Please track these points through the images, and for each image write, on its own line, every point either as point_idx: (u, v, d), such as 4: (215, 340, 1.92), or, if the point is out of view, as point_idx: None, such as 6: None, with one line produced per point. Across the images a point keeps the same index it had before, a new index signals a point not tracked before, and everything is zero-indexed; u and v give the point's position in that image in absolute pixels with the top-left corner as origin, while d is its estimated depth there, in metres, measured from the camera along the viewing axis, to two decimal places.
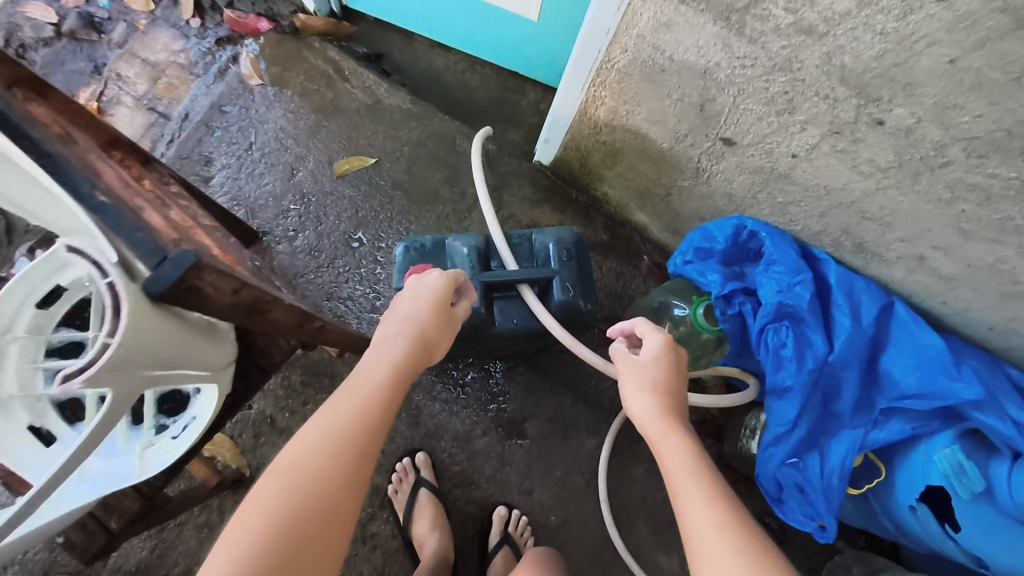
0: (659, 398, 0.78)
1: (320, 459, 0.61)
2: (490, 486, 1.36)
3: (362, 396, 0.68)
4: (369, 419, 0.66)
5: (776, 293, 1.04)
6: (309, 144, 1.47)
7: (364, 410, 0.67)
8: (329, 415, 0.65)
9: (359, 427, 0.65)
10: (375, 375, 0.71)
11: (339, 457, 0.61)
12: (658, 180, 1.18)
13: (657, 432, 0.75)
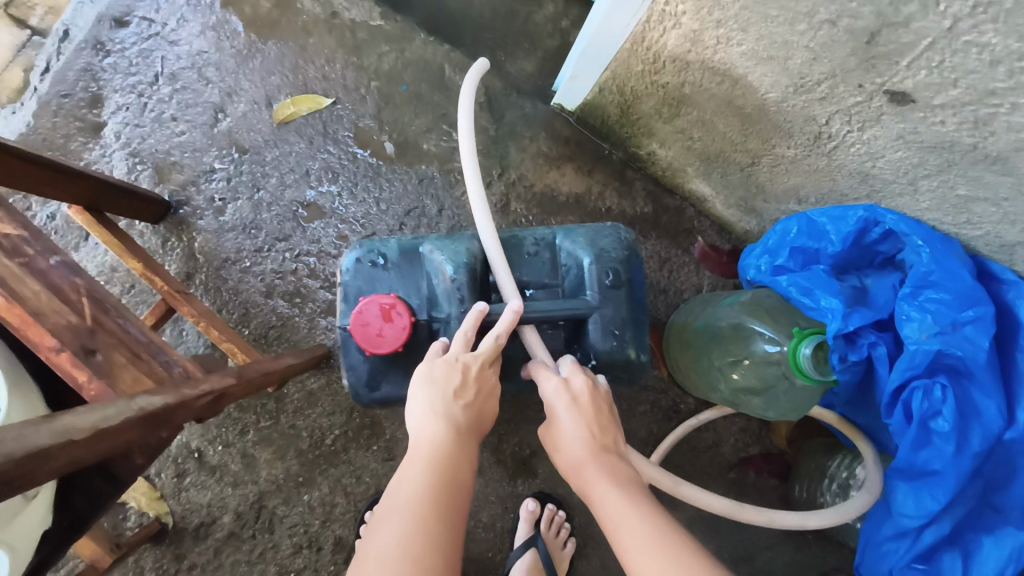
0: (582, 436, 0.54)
1: None
2: (488, 539, 1.03)
3: (438, 479, 0.49)
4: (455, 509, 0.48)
5: (933, 335, 0.67)
6: (239, 76, 1.06)
7: (455, 518, 0.47)
8: (422, 531, 0.45)
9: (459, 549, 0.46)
10: (463, 467, 0.51)
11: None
12: (742, 142, 0.79)
13: (595, 486, 0.52)
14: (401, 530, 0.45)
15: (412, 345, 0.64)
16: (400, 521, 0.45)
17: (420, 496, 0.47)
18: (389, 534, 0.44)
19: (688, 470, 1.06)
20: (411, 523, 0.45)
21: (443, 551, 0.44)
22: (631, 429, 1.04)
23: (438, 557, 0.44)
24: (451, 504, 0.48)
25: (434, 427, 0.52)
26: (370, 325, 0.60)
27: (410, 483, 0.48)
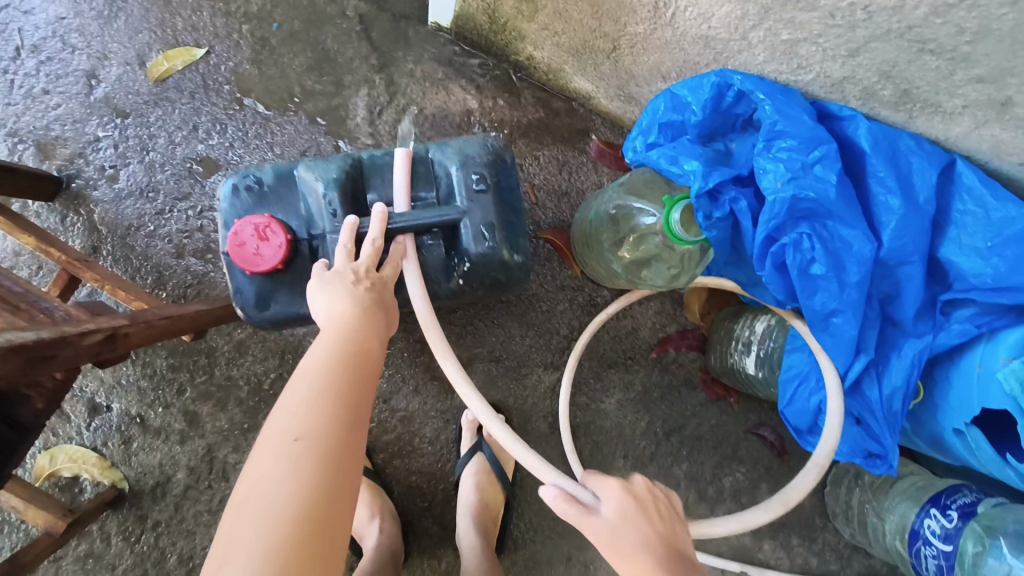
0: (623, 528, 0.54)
1: (339, 448, 0.47)
2: (435, 451, 1.09)
3: (348, 344, 0.53)
4: (363, 371, 0.52)
5: (787, 183, 0.72)
6: (104, 38, 1.04)
7: (364, 379, 0.51)
8: (325, 390, 0.49)
9: (367, 405, 0.50)
10: (372, 337, 0.54)
11: (353, 452, 0.48)
12: (598, 28, 0.83)
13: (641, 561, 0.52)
14: (308, 391, 0.49)
15: (294, 262, 0.67)
16: (307, 383, 0.49)
17: (328, 358, 0.51)
18: (295, 396, 0.49)
19: (613, 357, 1.13)
20: (317, 386, 0.49)
21: (349, 406, 0.49)
22: (553, 327, 1.09)
23: (342, 413, 0.48)
24: (360, 366, 0.52)
25: (337, 308, 0.55)
26: (246, 246, 0.63)
27: (320, 349, 0.52)
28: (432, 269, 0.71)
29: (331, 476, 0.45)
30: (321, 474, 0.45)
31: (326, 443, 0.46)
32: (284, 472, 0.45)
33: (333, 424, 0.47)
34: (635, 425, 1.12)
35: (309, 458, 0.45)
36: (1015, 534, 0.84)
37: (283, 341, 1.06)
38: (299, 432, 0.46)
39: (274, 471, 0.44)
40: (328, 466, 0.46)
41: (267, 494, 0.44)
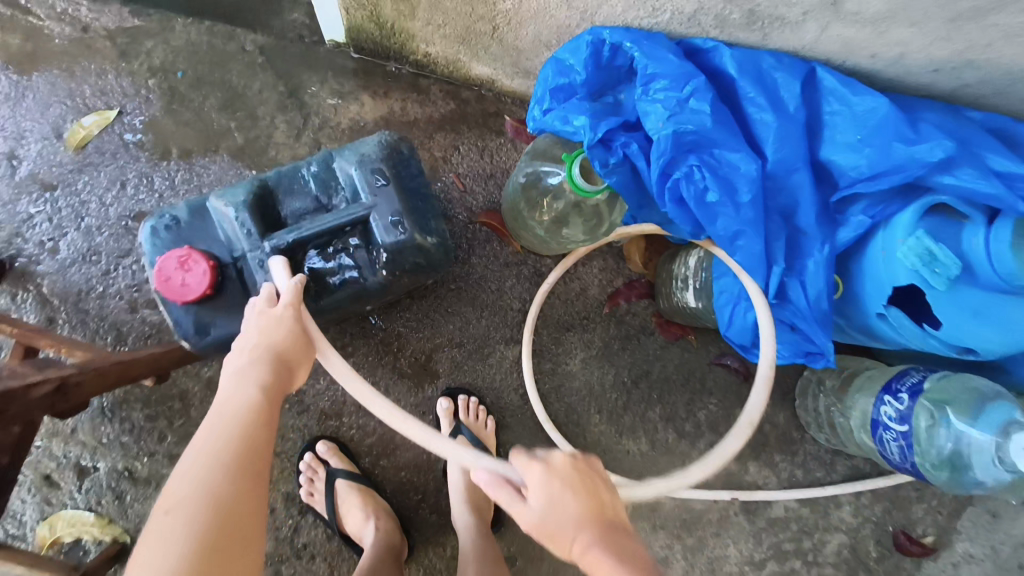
0: (564, 512, 0.52)
1: (219, 517, 0.53)
2: (419, 444, 1.13)
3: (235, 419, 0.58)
4: (249, 442, 0.57)
5: (667, 121, 0.76)
6: (19, 119, 1.07)
7: (250, 450, 0.57)
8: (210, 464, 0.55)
9: (252, 474, 0.56)
10: (261, 407, 0.59)
11: (251, 501, 0.56)
12: (474, 12, 0.89)
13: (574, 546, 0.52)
14: (206, 450, 0.56)
15: (223, 283, 0.70)
16: (197, 458, 0.56)
17: (217, 433, 0.57)
18: (185, 470, 0.55)
19: (569, 321, 1.17)
20: (207, 456, 0.56)
21: (232, 478, 0.55)
22: (506, 304, 1.14)
23: (240, 467, 0.56)
24: (246, 438, 0.57)
25: (229, 381, 0.60)
26: (173, 277, 0.67)
27: (212, 425, 0.57)
28: (355, 267, 0.74)
29: (228, 525, 0.53)
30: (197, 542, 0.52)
31: (204, 512, 0.53)
32: (166, 541, 0.52)
33: (230, 480, 0.55)
34: (604, 380, 1.16)
35: (186, 528, 0.52)
36: (962, 403, 0.90)
37: None
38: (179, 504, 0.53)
39: (173, 526, 0.52)
40: (207, 533, 0.52)
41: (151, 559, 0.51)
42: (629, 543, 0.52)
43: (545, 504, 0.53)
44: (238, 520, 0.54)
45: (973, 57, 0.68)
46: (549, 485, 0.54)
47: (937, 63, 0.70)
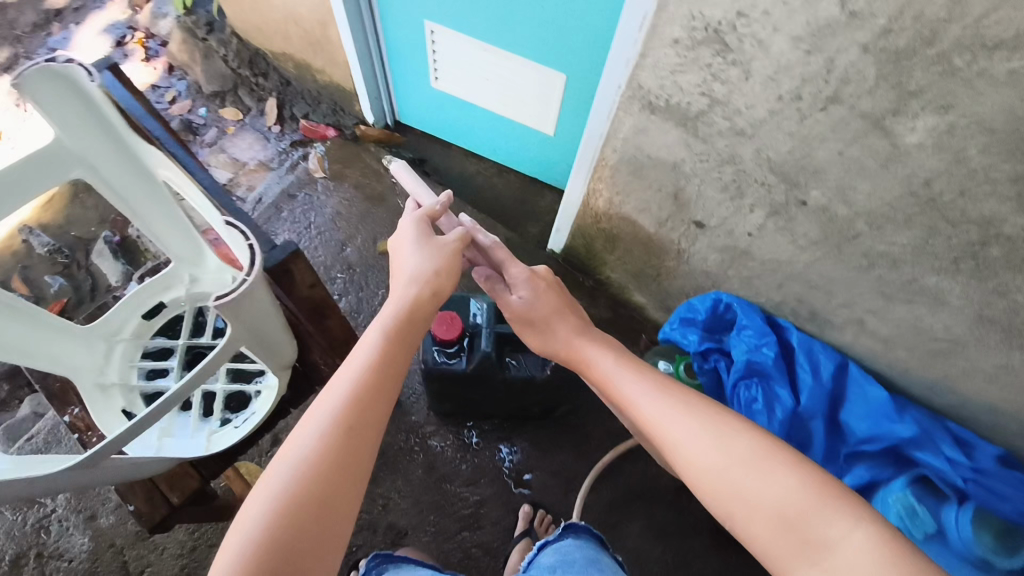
0: (557, 305, 0.94)
1: (341, 450, 0.67)
2: (494, 532, 1.44)
3: (362, 368, 0.73)
4: (370, 388, 0.71)
5: (745, 353, 1.21)
6: (358, 226, 1.77)
7: (371, 397, 0.71)
8: (340, 399, 0.69)
9: (368, 411, 0.70)
10: (385, 361, 0.74)
11: (358, 445, 0.68)
12: (650, 261, 1.41)
13: (593, 353, 0.89)
14: (336, 396, 0.70)
15: (462, 340, 1.19)
16: (332, 394, 0.70)
17: (352, 375, 0.72)
18: (324, 405, 0.69)
19: (639, 491, 1.48)
20: (337, 393, 0.70)
21: (351, 415, 0.69)
22: (596, 457, 1.51)
23: (351, 426, 0.68)
24: (371, 382, 0.72)
25: (369, 336, 0.76)
26: (443, 324, 1.17)
27: (350, 371, 0.73)
28: (533, 363, 1.23)
29: (334, 480, 0.65)
30: (319, 463, 0.65)
31: (330, 441, 0.67)
32: (297, 460, 0.65)
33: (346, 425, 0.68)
34: (650, 551, 1.43)
35: (313, 453, 0.66)
36: None
37: (410, 426, 1.54)
38: (311, 431, 0.67)
39: (299, 451, 0.65)
40: (330, 457, 0.66)
41: (285, 467, 0.65)
42: (622, 349, 0.90)
43: (545, 290, 0.94)
44: (348, 457, 0.67)
45: (953, 383, 1.04)
46: (537, 281, 0.95)
47: (931, 381, 1.07)
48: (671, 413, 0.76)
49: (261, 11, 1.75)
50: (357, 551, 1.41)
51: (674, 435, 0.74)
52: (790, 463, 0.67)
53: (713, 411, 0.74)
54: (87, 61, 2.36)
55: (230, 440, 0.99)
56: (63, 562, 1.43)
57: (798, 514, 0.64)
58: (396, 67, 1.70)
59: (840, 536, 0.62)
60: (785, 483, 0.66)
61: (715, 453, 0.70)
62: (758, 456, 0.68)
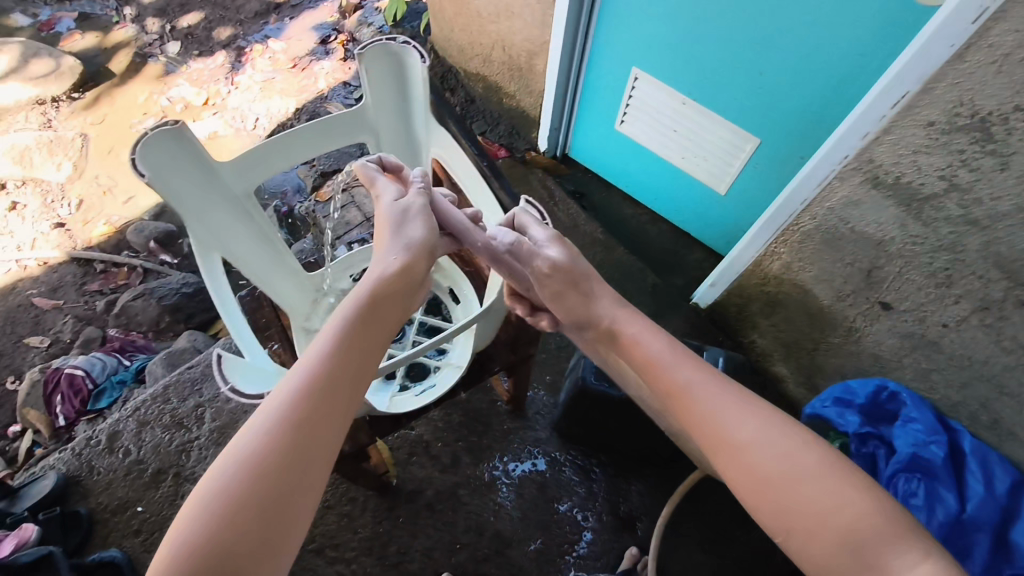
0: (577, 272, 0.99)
1: (294, 422, 0.73)
2: (598, 566, 1.45)
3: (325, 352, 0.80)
4: (328, 374, 0.78)
5: (910, 445, 1.17)
6: None
7: (328, 380, 0.78)
8: (307, 380, 0.77)
9: (326, 391, 0.77)
10: (339, 344, 0.81)
11: (315, 423, 0.74)
12: (811, 333, 1.40)
13: (644, 335, 0.93)
14: (297, 377, 0.77)
15: None
16: (299, 374, 0.78)
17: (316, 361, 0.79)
18: (291, 382, 0.77)
19: (752, 565, 1.44)
20: (302, 373, 0.78)
21: (307, 392, 0.75)
22: (711, 518, 1.49)
23: (309, 402, 0.75)
24: (333, 369, 0.79)
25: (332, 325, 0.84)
26: None
27: (314, 354, 0.80)
28: None
29: (285, 446, 0.71)
30: (275, 433, 0.72)
31: (288, 415, 0.73)
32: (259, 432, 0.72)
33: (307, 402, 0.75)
34: None
35: (270, 423, 0.72)
36: None
37: (529, 441, 1.60)
38: (276, 407, 0.74)
39: (263, 422, 0.72)
40: (284, 428, 0.72)
41: (251, 436, 0.72)
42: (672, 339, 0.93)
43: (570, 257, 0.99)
44: (306, 430, 0.73)
45: None
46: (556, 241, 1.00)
47: None
48: (744, 416, 0.79)
49: (471, 34, 1.94)
50: (462, 549, 1.45)
51: (749, 440, 0.77)
52: (858, 486, 0.70)
53: (787, 426, 0.77)
54: (292, 52, 2.66)
55: (412, 405, 1.09)
56: None
57: (866, 535, 0.66)
58: (584, 105, 1.80)
59: (906, 566, 0.63)
60: (856, 502, 0.68)
61: (787, 465, 0.73)
62: (836, 477, 0.71)
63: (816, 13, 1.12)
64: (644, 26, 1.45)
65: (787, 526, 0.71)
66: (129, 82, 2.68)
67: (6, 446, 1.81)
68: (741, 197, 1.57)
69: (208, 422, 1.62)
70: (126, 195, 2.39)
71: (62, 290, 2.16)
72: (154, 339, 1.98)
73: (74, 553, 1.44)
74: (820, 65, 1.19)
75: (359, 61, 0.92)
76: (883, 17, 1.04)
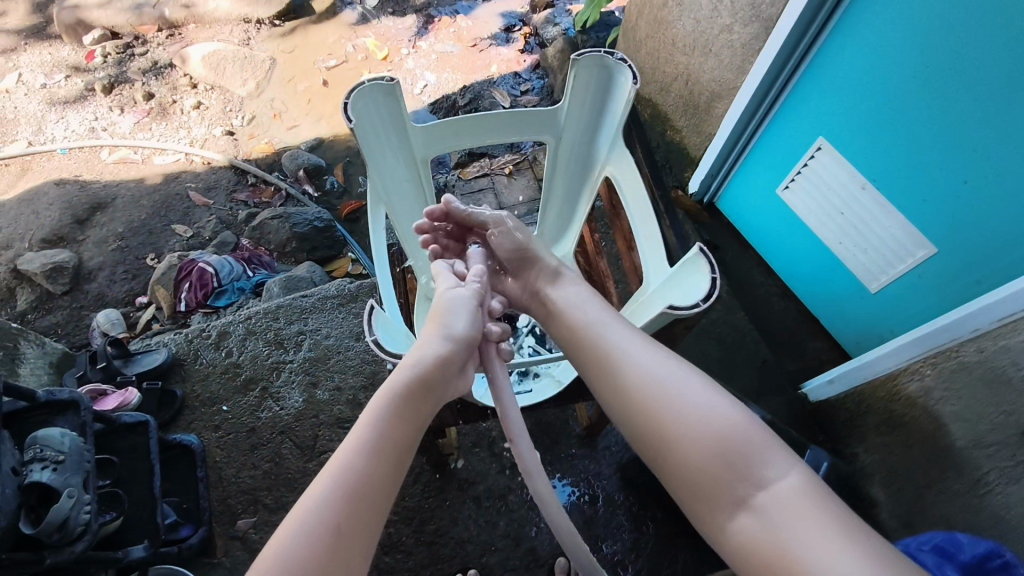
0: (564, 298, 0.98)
1: (334, 526, 0.66)
2: None
3: (369, 442, 0.74)
4: (369, 466, 0.72)
5: None
6: None
7: (370, 473, 0.71)
8: (350, 474, 0.70)
9: (368, 484, 0.71)
10: (384, 432, 0.75)
11: (357, 522, 0.68)
12: (925, 468, 1.24)
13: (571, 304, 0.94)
14: (339, 473, 0.70)
15: None
16: (337, 466, 0.71)
17: (358, 453, 0.73)
18: (332, 479, 0.70)
19: None
20: (345, 466, 0.71)
21: (347, 487, 0.69)
22: None
23: (349, 500, 0.68)
24: (376, 460, 0.73)
25: (373, 406, 0.78)
26: None
27: (354, 443, 0.74)
28: None
29: (329, 552, 0.64)
30: (318, 537, 0.65)
31: (330, 517, 0.66)
32: (298, 535, 0.65)
33: (346, 499, 0.68)
34: None
35: (309, 524, 0.65)
36: None
37: (590, 473, 1.55)
38: (313, 506, 0.67)
39: (304, 526, 0.65)
40: (325, 528, 0.66)
41: (288, 540, 0.64)
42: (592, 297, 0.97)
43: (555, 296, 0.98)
44: (349, 531, 0.67)
45: None
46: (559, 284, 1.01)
47: None
48: (648, 355, 0.83)
49: (657, 61, 1.93)
50: (494, 552, 1.43)
51: (642, 370, 0.80)
52: (734, 406, 0.75)
53: (673, 360, 0.82)
54: (475, 31, 2.76)
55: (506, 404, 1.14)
56: (276, 407, 1.61)
57: (742, 449, 0.70)
58: (751, 162, 1.74)
59: (774, 478, 0.68)
60: (734, 420, 0.72)
61: (683, 392, 0.77)
62: (709, 397, 0.75)
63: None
64: (849, 102, 1.39)
65: (664, 445, 0.74)
66: (324, 23, 2.88)
67: (131, 313, 2.00)
68: (889, 309, 1.47)
69: (303, 350, 1.71)
70: (292, 122, 2.57)
71: (214, 191, 2.35)
72: (276, 259, 2.11)
73: (162, 426, 1.57)
74: None
75: (571, 65, 0.97)
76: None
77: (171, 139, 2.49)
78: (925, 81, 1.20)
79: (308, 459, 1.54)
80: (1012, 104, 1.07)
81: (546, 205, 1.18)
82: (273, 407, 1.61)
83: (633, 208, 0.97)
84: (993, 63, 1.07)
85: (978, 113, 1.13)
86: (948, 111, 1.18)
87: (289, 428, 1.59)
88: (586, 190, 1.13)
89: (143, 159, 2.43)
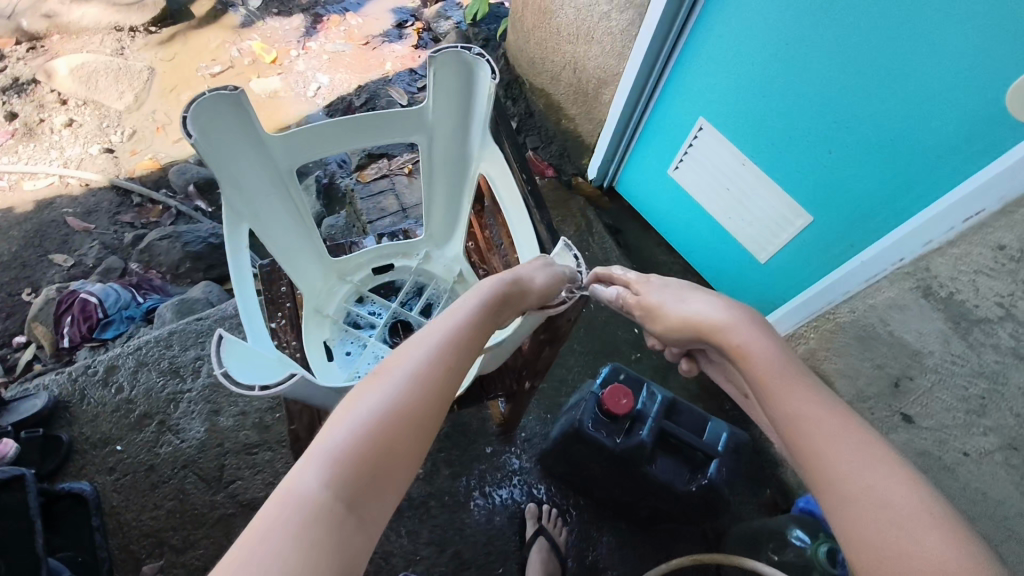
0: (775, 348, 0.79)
1: (425, 374, 0.69)
2: None
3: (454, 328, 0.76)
4: (458, 339, 0.75)
5: None
6: None
7: (461, 346, 0.75)
8: (442, 343, 0.73)
9: (458, 354, 0.73)
10: (472, 319, 0.79)
11: (441, 377, 0.70)
12: None
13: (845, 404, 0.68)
14: (429, 341, 0.73)
15: (624, 419, 1.20)
16: (428, 336, 0.74)
17: (450, 329, 0.76)
18: (425, 344, 0.73)
19: None
20: (438, 339, 0.74)
21: (441, 352, 0.72)
22: None
23: (438, 359, 0.71)
24: (465, 341, 0.76)
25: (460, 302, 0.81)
26: (615, 398, 1.18)
27: (440, 323, 0.77)
28: (675, 473, 1.20)
29: (419, 393, 0.67)
30: (412, 383, 0.67)
31: (422, 372, 0.69)
32: (390, 383, 0.67)
33: (440, 357, 0.71)
34: None
35: (403, 373, 0.68)
36: None
37: (510, 467, 1.54)
38: (405, 361, 0.70)
39: (394, 373, 0.68)
40: (419, 377, 0.68)
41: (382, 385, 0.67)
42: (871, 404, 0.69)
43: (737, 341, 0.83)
44: (431, 382, 0.69)
45: None
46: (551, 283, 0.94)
47: None
48: (842, 449, 0.61)
49: (546, 50, 1.94)
50: (419, 561, 1.40)
51: (830, 457, 0.61)
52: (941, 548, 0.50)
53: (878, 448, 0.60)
54: (367, 29, 2.68)
55: None
56: (176, 440, 1.53)
57: None
58: (645, 130, 1.73)
59: None
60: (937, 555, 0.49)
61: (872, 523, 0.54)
62: (917, 526, 0.52)
63: (921, 105, 1.07)
64: (724, 83, 1.43)
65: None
66: (205, 28, 2.72)
67: (9, 355, 1.84)
68: (775, 276, 1.54)
69: (203, 376, 1.62)
70: (177, 135, 2.42)
71: (95, 215, 2.18)
72: (170, 282, 1.99)
73: (47, 477, 1.45)
74: (888, 168, 1.17)
75: (429, 64, 0.93)
76: (986, 132, 0.99)
77: (41, 162, 2.29)
78: (821, 31, 1.16)
79: (217, 491, 1.46)
80: (895, 66, 1.07)
81: (428, 207, 1.16)
82: (173, 441, 1.52)
83: (506, 200, 0.98)
84: (887, 18, 1.04)
85: (838, 88, 1.18)
86: (825, 76, 1.20)
87: (193, 460, 1.51)
88: (466, 188, 1.11)
89: (11, 186, 2.23)
